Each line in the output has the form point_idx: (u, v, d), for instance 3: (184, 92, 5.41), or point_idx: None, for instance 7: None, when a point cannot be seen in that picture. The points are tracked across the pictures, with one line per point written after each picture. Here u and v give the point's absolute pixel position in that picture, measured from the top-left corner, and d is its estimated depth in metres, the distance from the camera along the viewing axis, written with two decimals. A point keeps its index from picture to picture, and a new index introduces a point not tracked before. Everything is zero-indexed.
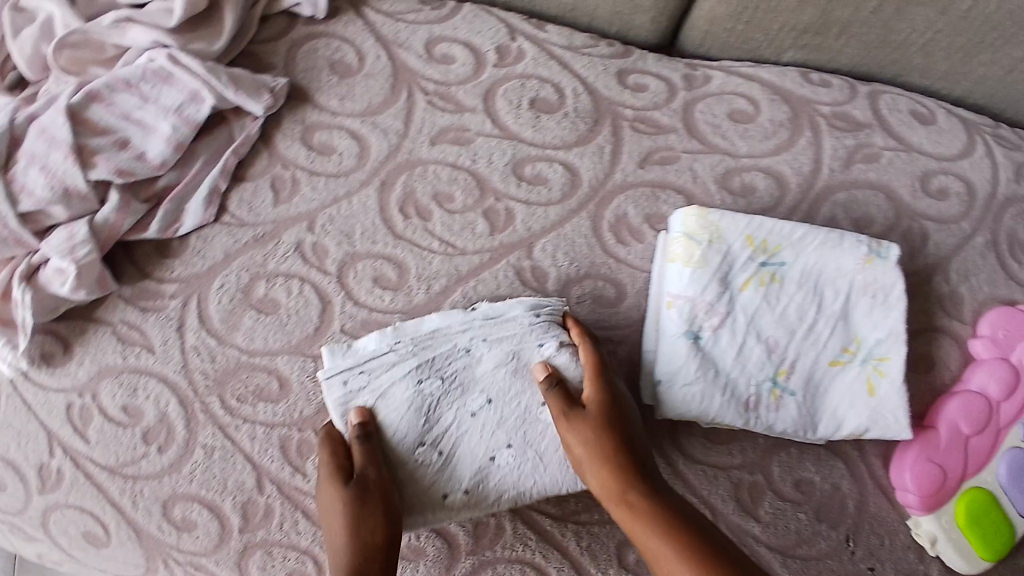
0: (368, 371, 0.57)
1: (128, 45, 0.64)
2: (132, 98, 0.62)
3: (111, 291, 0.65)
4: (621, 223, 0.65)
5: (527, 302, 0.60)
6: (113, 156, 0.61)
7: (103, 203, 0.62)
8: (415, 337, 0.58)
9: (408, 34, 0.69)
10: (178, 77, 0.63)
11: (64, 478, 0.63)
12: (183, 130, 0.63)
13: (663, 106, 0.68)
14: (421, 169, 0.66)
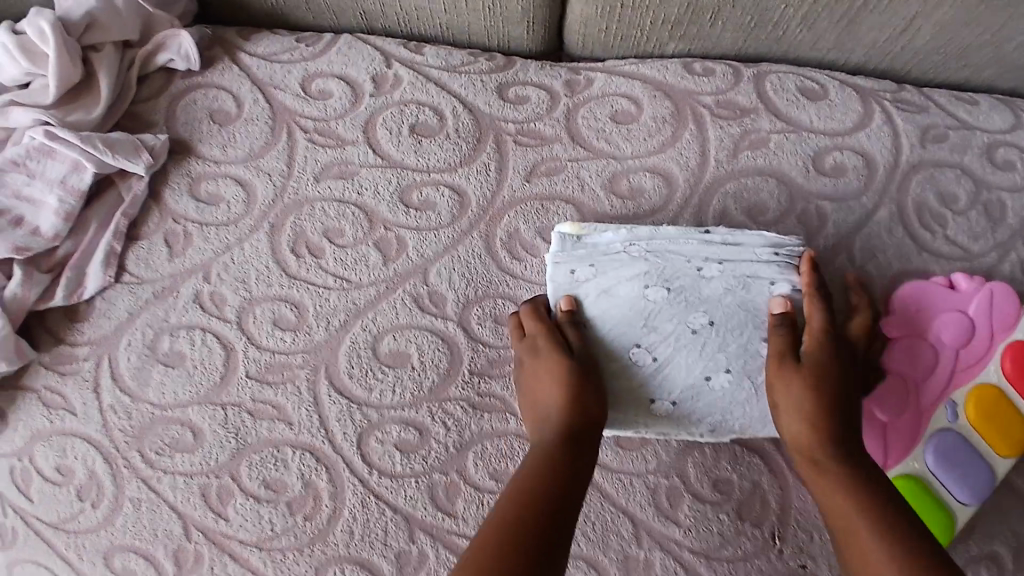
0: (596, 264, 0.57)
1: (13, 126, 0.66)
2: (20, 176, 0.64)
3: (31, 359, 0.66)
4: (514, 239, 0.65)
5: (770, 238, 0.57)
6: (9, 235, 0.63)
7: (9, 279, 0.64)
8: (652, 242, 0.57)
9: (283, 74, 0.70)
10: (59, 150, 0.65)
11: (17, 537, 0.64)
12: (72, 201, 0.64)
13: (546, 116, 0.68)
14: (309, 208, 0.67)
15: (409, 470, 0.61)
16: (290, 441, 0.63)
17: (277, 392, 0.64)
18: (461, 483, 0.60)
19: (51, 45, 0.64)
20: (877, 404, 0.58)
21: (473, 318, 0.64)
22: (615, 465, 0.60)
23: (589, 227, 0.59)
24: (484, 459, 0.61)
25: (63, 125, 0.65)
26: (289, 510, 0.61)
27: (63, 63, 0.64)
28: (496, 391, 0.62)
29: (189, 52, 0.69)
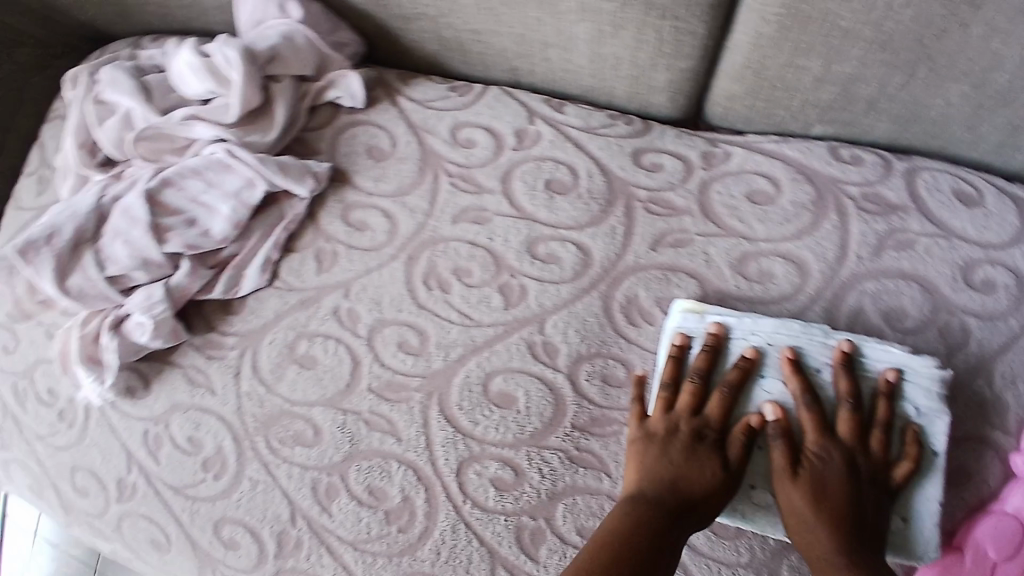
0: (716, 345, 0.60)
1: (196, 137, 0.74)
2: (199, 183, 0.73)
3: (183, 340, 0.76)
4: (631, 304, 0.68)
5: (894, 350, 0.59)
6: (183, 232, 0.71)
7: (176, 270, 0.72)
8: (773, 335, 0.60)
9: (436, 120, 0.77)
10: (236, 165, 0.73)
11: (137, 492, 0.75)
12: (242, 211, 0.73)
13: (680, 185, 0.70)
14: (443, 246, 0.73)
15: (501, 506, 0.64)
16: (396, 456, 0.68)
17: (393, 409, 0.70)
18: (546, 529, 0.63)
19: (240, 74, 0.72)
20: (993, 544, 0.56)
21: (581, 373, 0.67)
22: (706, 549, 0.60)
23: (716, 312, 0.62)
24: (573, 512, 0.63)
25: (238, 143, 0.73)
26: (385, 518, 0.67)
27: (247, 90, 0.72)
28: (592, 447, 0.65)
29: (359, 92, 0.78)
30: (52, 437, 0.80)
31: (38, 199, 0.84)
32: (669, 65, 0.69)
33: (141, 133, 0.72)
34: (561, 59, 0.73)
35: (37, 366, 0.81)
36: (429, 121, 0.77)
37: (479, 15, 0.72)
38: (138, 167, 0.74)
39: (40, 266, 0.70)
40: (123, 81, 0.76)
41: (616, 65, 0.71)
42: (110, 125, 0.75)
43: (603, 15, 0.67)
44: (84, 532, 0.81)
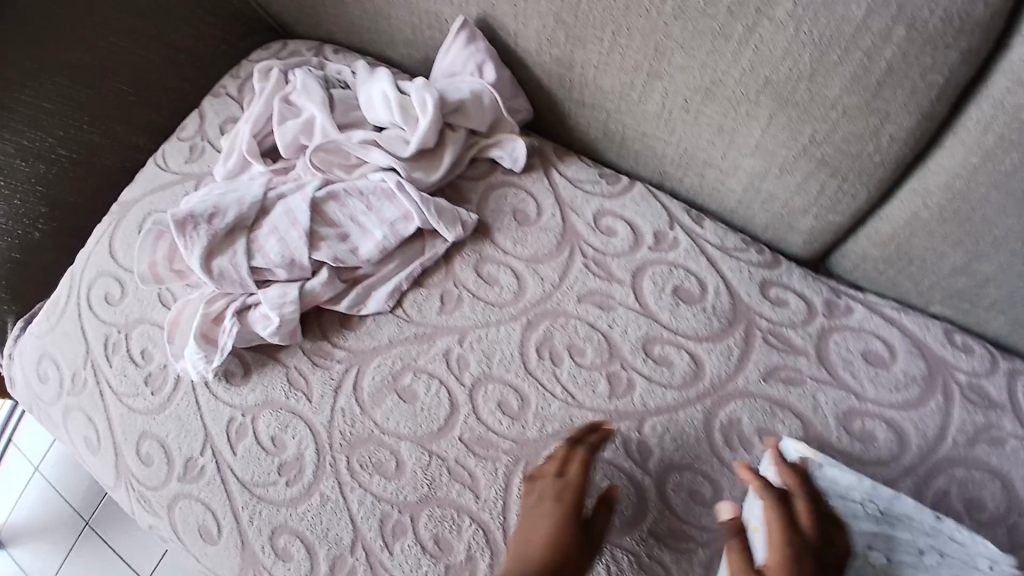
0: (830, 499, 0.62)
1: (367, 161, 0.81)
2: (361, 204, 0.79)
3: (296, 340, 0.80)
4: (732, 428, 0.70)
5: (996, 554, 0.61)
6: (334, 245, 0.78)
7: (314, 275, 0.78)
8: (887, 507, 0.62)
9: (583, 202, 0.81)
10: (399, 198, 0.79)
11: (203, 475, 0.79)
12: (391, 240, 0.79)
13: (799, 327, 0.74)
14: (563, 320, 0.77)
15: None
16: (469, 510, 0.71)
17: (479, 466, 0.73)
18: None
19: (427, 117, 0.78)
20: None
21: (669, 482, 0.69)
22: None
23: (829, 465, 0.63)
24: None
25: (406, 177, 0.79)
26: (443, 570, 0.70)
27: (428, 134, 0.78)
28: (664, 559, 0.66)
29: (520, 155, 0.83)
30: (129, 400, 0.83)
31: (185, 166, 0.89)
32: (819, 216, 0.73)
33: (324, 145, 0.79)
34: (715, 179, 0.77)
35: (137, 326, 0.85)
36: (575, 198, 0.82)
37: (654, 122, 0.77)
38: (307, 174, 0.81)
39: (196, 241, 0.75)
40: (317, 94, 0.83)
41: (767, 201, 0.75)
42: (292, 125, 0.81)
43: (776, 158, 0.70)
44: (127, 498, 0.83)
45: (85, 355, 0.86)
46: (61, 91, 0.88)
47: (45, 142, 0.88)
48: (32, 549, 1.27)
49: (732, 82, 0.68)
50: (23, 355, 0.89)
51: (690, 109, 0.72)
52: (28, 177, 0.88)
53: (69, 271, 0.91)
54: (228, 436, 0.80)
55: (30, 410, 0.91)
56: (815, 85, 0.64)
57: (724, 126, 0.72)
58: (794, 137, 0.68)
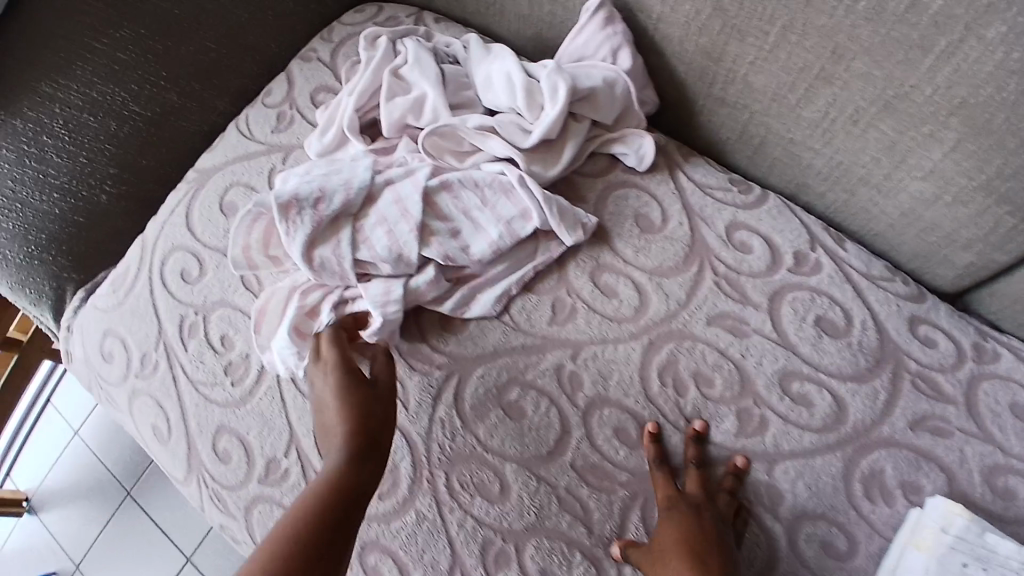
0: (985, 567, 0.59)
1: (483, 149, 0.73)
2: (476, 197, 0.71)
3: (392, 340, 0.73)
4: (874, 479, 0.65)
5: None
6: (445, 241, 0.70)
7: (419, 271, 0.71)
8: None
9: (714, 211, 0.74)
10: (518, 193, 0.71)
11: (288, 478, 0.73)
12: (506, 240, 0.71)
13: (949, 371, 0.69)
14: (690, 343, 0.69)
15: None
16: (583, 545, 0.65)
17: (593, 497, 0.67)
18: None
19: (556, 107, 0.69)
20: None
21: (801, 532, 0.64)
22: None
23: (989, 529, 0.60)
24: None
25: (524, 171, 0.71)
26: None
27: (555, 125, 0.70)
28: None
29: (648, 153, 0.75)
30: (207, 389, 0.77)
31: (273, 135, 0.81)
32: (982, 252, 0.67)
33: (438, 129, 0.70)
34: (867, 198, 0.71)
35: (217, 309, 0.78)
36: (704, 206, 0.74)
37: (808, 130, 0.69)
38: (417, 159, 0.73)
39: (300, 228, 0.67)
40: (430, 71, 0.75)
41: (927, 229, 0.69)
42: (400, 104, 0.73)
43: (951, 186, 0.64)
44: (198, 495, 0.77)
45: (157, 336, 0.79)
46: (137, 40, 0.82)
47: (118, 97, 0.82)
48: (70, 515, 1.25)
49: (921, 98, 0.60)
50: (85, 330, 0.83)
51: (859, 121, 0.65)
52: (97, 134, 0.82)
53: (141, 237, 0.83)
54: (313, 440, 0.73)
55: (90, 388, 0.84)
56: (1017, 116, 0.56)
57: (897, 144, 0.65)
58: (980, 167, 0.61)
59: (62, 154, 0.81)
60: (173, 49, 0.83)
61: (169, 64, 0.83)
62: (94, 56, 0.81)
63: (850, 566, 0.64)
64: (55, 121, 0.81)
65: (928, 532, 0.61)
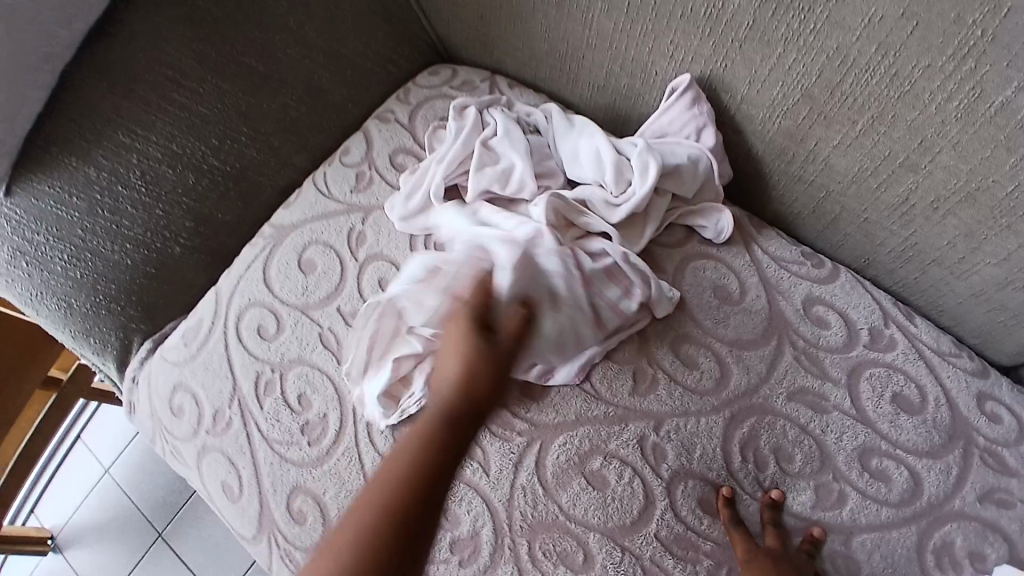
0: None
1: (580, 225, 0.74)
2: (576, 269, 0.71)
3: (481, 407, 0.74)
4: (943, 551, 0.67)
5: None
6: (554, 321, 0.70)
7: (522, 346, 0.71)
8: None
9: (790, 284, 0.76)
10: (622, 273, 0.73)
11: None
12: (609, 318, 0.73)
13: (1014, 446, 0.71)
14: (769, 418, 0.71)
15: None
16: None
17: (677, 567, 0.67)
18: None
19: (644, 186, 0.72)
20: None
21: None
22: None
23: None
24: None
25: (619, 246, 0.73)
26: None
27: (642, 202, 0.73)
28: None
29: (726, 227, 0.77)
30: (282, 448, 0.75)
31: (352, 196, 0.82)
32: None
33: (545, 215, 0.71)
34: (938, 278, 0.74)
35: (294, 367, 0.77)
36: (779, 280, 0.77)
37: (885, 212, 0.72)
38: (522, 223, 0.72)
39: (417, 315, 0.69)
40: (517, 143, 0.78)
41: (995, 310, 0.72)
42: (489, 176, 0.75)
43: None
44: (268, 554, 0.75)
45: (231, 391, 0.78)
46: (220, 97, 0.82)
47: (198, 151, 0.82)
48: (99, 557, 1.23)
49: (1003, 193, 0.63)
50: (152, 383, 0.83)
51: (938, 209, 0.68)
52: (175, 187, 0.82)
53: (214, 288, 0.83)
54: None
55: (154, 440, 0.84)
56: None
57: (974, 232, 0.67)
58: None
59: (138, 206, 0.81)
60: (255, 107, 0.84)
61: (252, 122, 0.84)
62: (178, 111, 0.81)
63: None
64: (133, 173, 0.80)
65: None
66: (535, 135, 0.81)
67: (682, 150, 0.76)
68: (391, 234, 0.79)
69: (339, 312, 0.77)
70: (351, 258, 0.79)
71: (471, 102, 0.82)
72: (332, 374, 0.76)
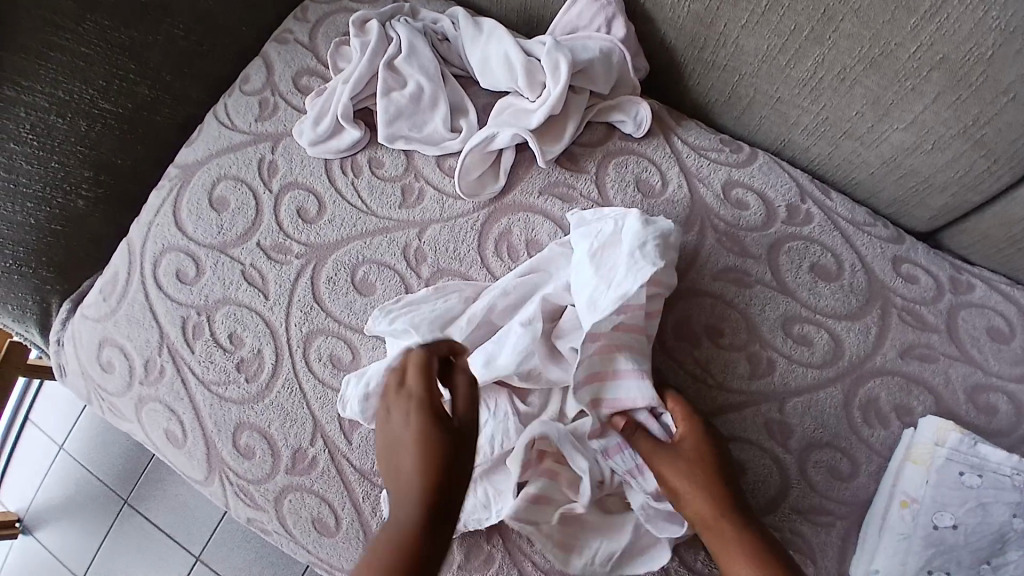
0: (981, 473, 0.65)
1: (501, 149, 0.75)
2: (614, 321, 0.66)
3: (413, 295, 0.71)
4: (871, 406, 0.71)
5: None
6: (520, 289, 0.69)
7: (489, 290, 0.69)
8: None
9: (710, 170, 0.78)
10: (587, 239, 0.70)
11: (317, 466, 0.72)
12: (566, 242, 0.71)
13: (930, 304, 0.75)
14: (698, 300, 0.73)
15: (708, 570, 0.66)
16: None
17: None
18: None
19: (558, 86, 0.72)
20: None
21: (811, 461, 0.70)
22: None
23: (980, 440, 0.67)
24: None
25: (538, 151, 0.74)
26: None
27: (559, 101, 0.73)
28: (804, 531, 0.69)
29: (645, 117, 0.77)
30: (220, 388, 0.75)
31: (257, 125, 0.82)
32: (958, 194, 0.74)
33: (465, 176, 0.75)
34: (850, 151, 0.76)
35: (220, 308, 0.76)
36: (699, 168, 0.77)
37: (796, 89, 0.74)
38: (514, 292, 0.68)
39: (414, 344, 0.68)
40: (425, 58, 0.79)
41: (906, 176, 0.75)
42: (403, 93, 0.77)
43: (930, 134, 0.70)
44: (223, 493, 0.75)
45: (159, 340, 0.77)
46: (101, 33, 0.79)
47: (86, 95, 0.79)
48: (66, 532, 1.22)
49: (905, 55, 0.66)
50: (78, 342, 0.81)
51: (846, 79, 0.70)
52: (67, 135, 0.79)
53: (126, 239, 0.82)
54: (340, 427, 0.72)
55: (91, 399, 0.82)
56: (992, 69, 0.63)
57: (882, 98, 0.70)
58: (958, 117, 0.67)
59: (32, 160, 0.78)
60: (141, 40, 0.82)
61: (137, 56, 0.82)
62: (55, 54, 0.77)
63: (853, 484, 0.70)
64: (20, 126, 0.76)
65: (928, 450, 0.67)
66: (444, 44, 0.81)
67: (595, 43, 0.75)
68: (303, 159, 0.79)
69: (259, 247, 0.77)
70: (265, 191, 0.79)
71: (372, 15, 0.82)
72: (262, 311, 0.75)
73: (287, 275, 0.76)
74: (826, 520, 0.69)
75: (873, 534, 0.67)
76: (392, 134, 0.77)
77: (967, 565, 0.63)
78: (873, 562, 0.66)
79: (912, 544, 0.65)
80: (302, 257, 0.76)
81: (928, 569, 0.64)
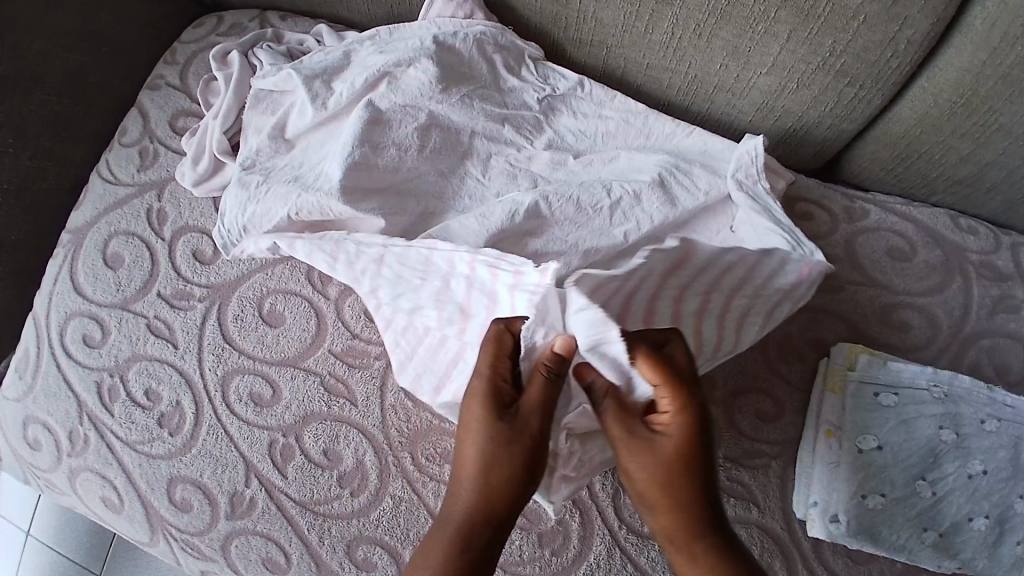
0: (900, 393, 0.67)
1: (366, 147, 0.71)
2: (671, 196, 0.71)
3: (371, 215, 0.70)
4: (786, 344, 0.73)
5: None
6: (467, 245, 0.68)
7: (457, 227, 0.69)
8: (950, 389, 0.67)
9: (602, 143, 0.78)
10: (496, 216, 0.69)
11: (257, 506, 0.71)
12: (478, 228, 0.68)
13: (830, 237, 0.77)
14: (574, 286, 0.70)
15: None
16: None
17: None
18: None
19: (423, 92, 0.74)
20: None
21: (738, 408, 0.71)
22: (752, 434, 0.71)
23: (889, 358, 0.69)
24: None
25: (398, 155, 0.72)
26: (539, 545, 0.69)
27: (419, 99, 0.74)
28: (743, 479, 0.69)
29: (537, 52, 0.81)
30: (145, 446, 0.73)
31: (140, 176, 0.82)
32: (832, 125, 0.76)
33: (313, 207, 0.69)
34: (725, 103, 0.78)
35: (132, 365, 0.75)
36: (556, 108, 0.79)
37: (659, 52, 0.76)
38: (480, 222, 0.69)
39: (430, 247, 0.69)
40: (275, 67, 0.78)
41: (782, 117, 0.77)
42: (264, 81, 0.77)
43: (794, 73, 0.72)
44: (170, 551, 0.74)
45: (76, 410, 0.75)
46: None
47: None
48: None
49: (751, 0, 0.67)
50: (2, 427, 0.79)
51: (702, 34, 0.72)
52: None
53: (31, 315, 0.80)
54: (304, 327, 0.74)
55: (26, 481, 0.81)
56: None
57: (739, 47, 0.72)
58: (814, 51, 0.69)
59: None
60: (12, 114, 0.79)
61: (15, 128, 0.79)
62: None
63: (782, 424, 0.71)
64: None
65: (850, 381, 0.68)
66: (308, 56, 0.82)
67: (444, 30, 0.77)
68: (192, 203, 0.80)
69: (161, 298, 0.77)
70: (158, 240, 0.79)
71: (233, 47, 0.83)
72: (173, 361, 0.75)
73: (193, 320, 0.76)
74: (763, 462, 0.70)
75: (802, 467, 0.68)
76: (276, 128, 0.75)
77: (900, 485, 0.64)
78: (807, 499, 0.67)
79: (842, 473, 0.65)
80: (206, 300, 0.77)
81: (862, 494, 0.64)
